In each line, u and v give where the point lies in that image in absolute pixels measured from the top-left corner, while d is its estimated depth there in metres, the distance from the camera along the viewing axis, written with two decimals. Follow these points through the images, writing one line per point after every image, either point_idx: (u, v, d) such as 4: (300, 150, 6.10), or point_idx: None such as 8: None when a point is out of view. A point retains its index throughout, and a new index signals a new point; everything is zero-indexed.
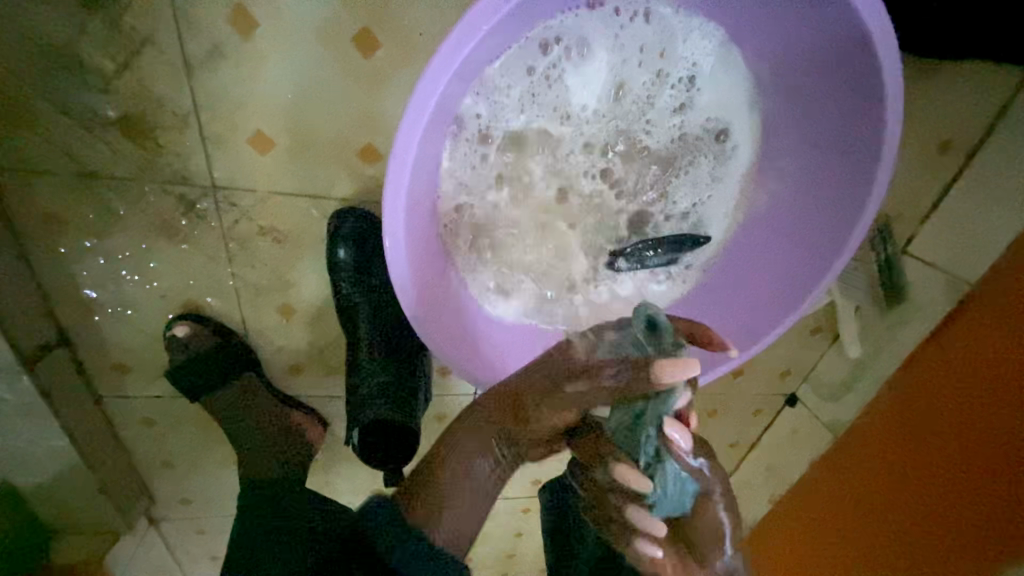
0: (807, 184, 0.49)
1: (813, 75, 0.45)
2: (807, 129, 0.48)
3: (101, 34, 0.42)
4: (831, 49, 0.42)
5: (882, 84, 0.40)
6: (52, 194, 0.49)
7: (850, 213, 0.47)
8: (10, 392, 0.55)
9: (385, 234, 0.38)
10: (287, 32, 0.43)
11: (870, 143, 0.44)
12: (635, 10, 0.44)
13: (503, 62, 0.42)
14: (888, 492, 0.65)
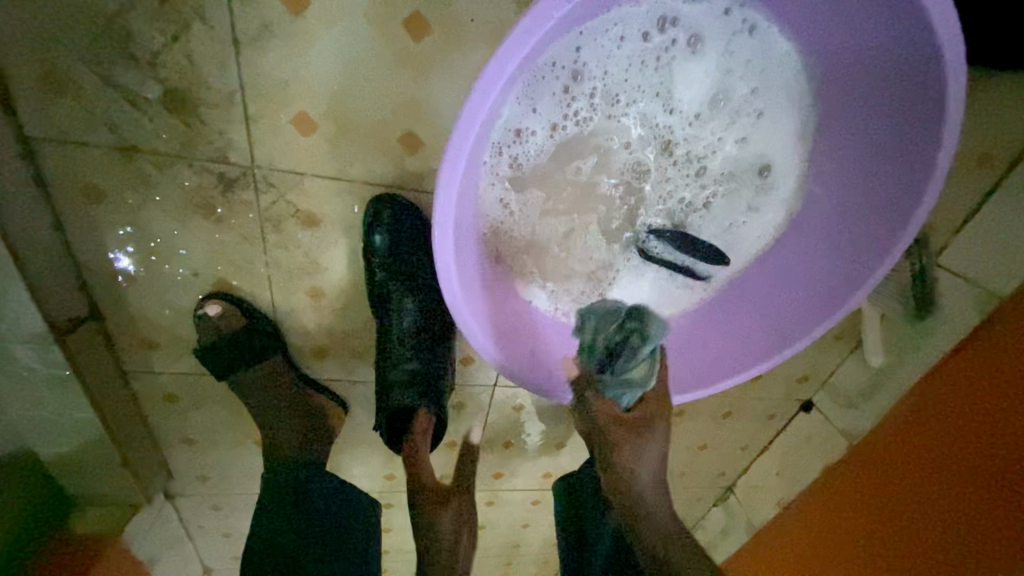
0: (853, 200, 0.49)
1: (876, 90, 0.44)
2: (862, 145, 0.47)
3: (152, 5, 0.41)
4: (898, 65, 0.41)
5: (944, 105, 0.40)
6: (93, 168, 0.49)
7: (890, 233, 0.47)
8: (41, 362, 0.56)
9: (435, 221, 0.38)
10: (337, 14, 0.43)
11: (922, 164, 0.43)
12: (744, 20, 0.44)
13: (574, 51, 0.42)
14: (883, 505, 0.61)
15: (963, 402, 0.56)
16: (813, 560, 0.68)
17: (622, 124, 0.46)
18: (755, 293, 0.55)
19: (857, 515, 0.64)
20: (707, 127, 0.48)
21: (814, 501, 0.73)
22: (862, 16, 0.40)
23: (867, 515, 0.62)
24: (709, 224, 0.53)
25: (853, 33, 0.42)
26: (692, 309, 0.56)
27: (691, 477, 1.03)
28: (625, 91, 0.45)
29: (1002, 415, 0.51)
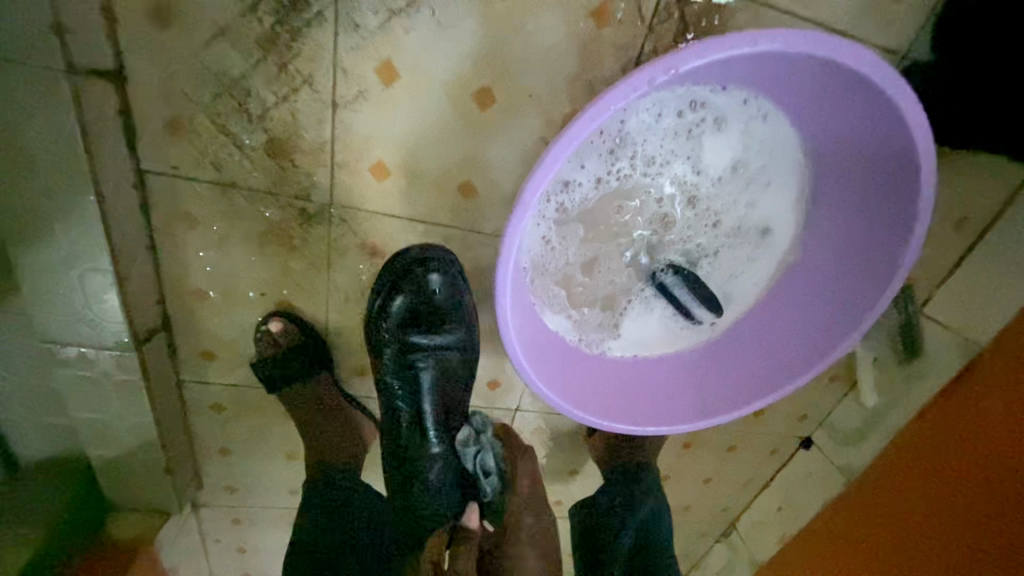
0: (845, 261, 0.57)
1: (864, 173, 0.53)
2: (854, 215, 0.56)
3: (269, 72, 0.50)
4: (885, 155, 0.50)
5: (920, 191, 0.49)
6: (191, 199, 0.56)
7: (876, 291, 0.55)
8: (117, 368, 0.61)
9: (500, 257, 0.47)
10: (420, 85, 0.52)
11: (901, 236, 0.52)
12: (761, 109, 0.53)
13: (620, 125, 0.51)
14: (909, 530, 0.62)
15: (979, 425, 0.59)
16: None
17: (654, 183, 0.55)
18: (758, 333, 0.63)
19: (887, 537, 0.65)
20: (723, 191, 0.57)
21: (837, 522, 0.75)
22: (858, 117, 0.49)
23: (896, 537, 0.64)
24: (714, 270, 0.62)
25: (851, 127, 0.50)
26: (701, 341, 0.66)
27: (695, 510, 1.06)
28: (657, 158, 0.54)
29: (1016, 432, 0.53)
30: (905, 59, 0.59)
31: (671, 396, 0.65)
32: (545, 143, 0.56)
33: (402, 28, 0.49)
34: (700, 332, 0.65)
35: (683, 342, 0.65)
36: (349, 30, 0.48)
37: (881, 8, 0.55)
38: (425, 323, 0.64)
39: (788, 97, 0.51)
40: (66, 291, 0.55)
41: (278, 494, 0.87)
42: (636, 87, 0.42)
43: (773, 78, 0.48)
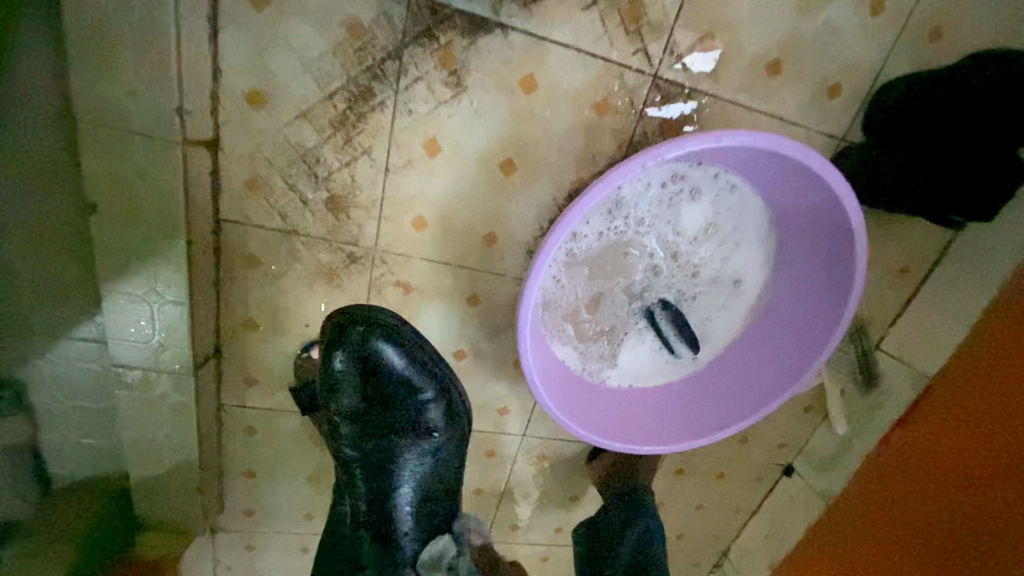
0: (803, 302, 0.71)
1: (811, 233, 0.67)
2: (807, 267, 0.70)
3: (337, 144, 0.61)
4: (826, 221, 0.64)
5: (853, 249, 0.63)
6: (256, 243, 0.66)
7: (829, 327, 0.69)
8: (174, 388, 0.69)
9: (526, 296, 0.59)
10: (458, 156, 0.64)
11: (843, 283, 0.66)
12: (730, 183, 0.66)
13: (618, 194, 0.64)
14: (937, 489, 0.71)
15: (983, 389, 0.69)
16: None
17: (645, 239, 0.68)
18: (737, 363, 0.76)
19: (977, 520, 0.65)
20: (702, 246, 0.70)
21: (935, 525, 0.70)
22: (804, 192, 0.63)
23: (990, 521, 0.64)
24: (693, 312, 0.74)
25: (800, 199, 0.64)
26: (687, 370, 0.77)
27: (689, 538, 1.11)
28: (646, 220, 0.66)
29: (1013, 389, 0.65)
30: (840, 142, 0.73)
31: (665, 418, 0.76)
32: (555, 202, 0.69)
33: (446, 114, 0.61)
34: (688, 363, 0.76)
35: (672, 372, 0.76)
36: (405, 114, 0.61)
37: (818, 105, 0.69)
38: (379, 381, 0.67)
39: (751, 174, 0.65)
40: (144, 320, 0.64)
41: (293, 519, 0.91)
42: (629, 171, 0.57)
43: (736, 160, 0.62)
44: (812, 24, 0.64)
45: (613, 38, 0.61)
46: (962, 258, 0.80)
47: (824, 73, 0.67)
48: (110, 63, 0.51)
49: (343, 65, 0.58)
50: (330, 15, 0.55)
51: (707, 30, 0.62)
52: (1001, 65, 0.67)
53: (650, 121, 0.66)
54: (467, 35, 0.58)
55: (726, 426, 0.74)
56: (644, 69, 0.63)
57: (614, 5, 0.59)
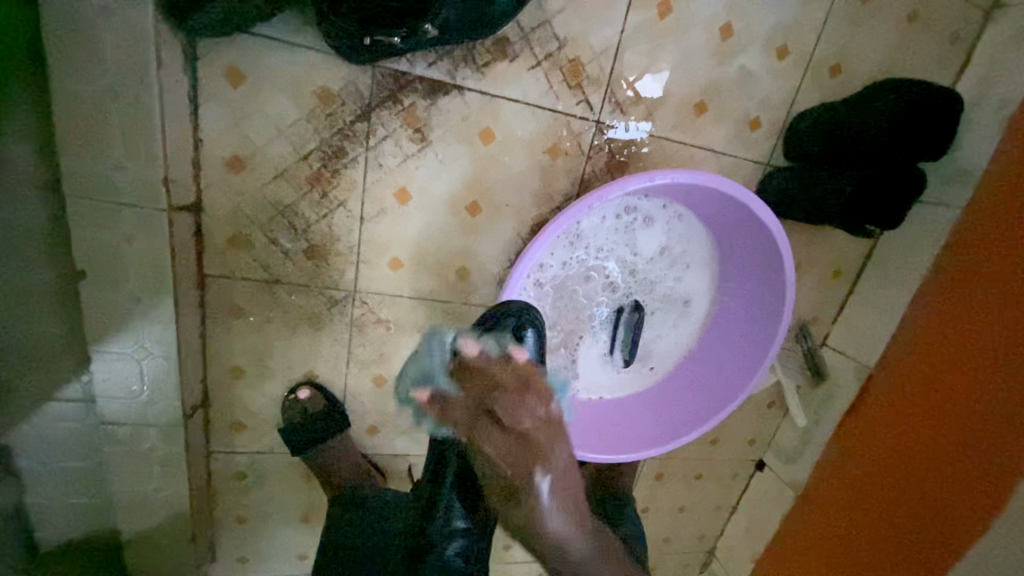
0: (747, 315, 0.79)
1: (748, 255, 0.76)
2: (748, 284, 0.78)
3: (315, 198, 0.67)
4: (760, 244, 0.73)
5: (783, 268, 0.72)
6: (241, 293, 0.70)
7: (770, 337, 0.77)
8: (164, 441, 0.71)
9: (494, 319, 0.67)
10: (427, 201, 0.70)
11: (777, 298, 0.75)
12: (675, 212, 0.75)
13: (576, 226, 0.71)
14: (919, 408, 0.80)
15: (977, 315, 0.74)
16: (921, 484, 0.77)
17: (604, 263, 0.75)
18: (693, 373, 0.83)
19: (935, 433, 0.76)
20: (657, 268, 0.78)
21: (900, 435, 0.82)
22: (739, 220, 0.72)
23: (948, 434, 0.75)
24: (648, 327, 0.81)
25: (735, 226, 0.73)
26: (650, 383, 0.84)
27: (675, 541, 1.16)
28: (605, 247, 0.74)
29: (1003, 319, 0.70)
30: (767, 166, 0.82)
31: (635, 428, 0.82)
32: (520, 236, 0.75)
33: (414, 166, 0.68)
34: (650, 376, 0.84)
35: (637, 386, 0.83)
36: (376, 168, 0.67)
37: (743, 136, 0.78)
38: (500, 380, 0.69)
39: (692, 204, 0.74)
40: (133, 377, 0.66)
41: (286, 560, 0.92)
42: (583, 206, 0.64)
43: (679, 192, 0.70)
44: (729, 69, 0.74)
45: (558, 91, 0.69)
46: (883, 260, 0.91)
47: (745, 110, 0.77)
48: (97, 141, 0.55)
49: (316, 128, 0.63)
50: (302, 86, 0.61)
51: (639, 79, 0.71)
52: (891, 93, 0.75)
53: (597, 160, 0.74)
54: (428, 97, 0.65)
55: (676, 430, 0.81)
56: (588, 116, 0.71)
57: (556, 64, 0.67)
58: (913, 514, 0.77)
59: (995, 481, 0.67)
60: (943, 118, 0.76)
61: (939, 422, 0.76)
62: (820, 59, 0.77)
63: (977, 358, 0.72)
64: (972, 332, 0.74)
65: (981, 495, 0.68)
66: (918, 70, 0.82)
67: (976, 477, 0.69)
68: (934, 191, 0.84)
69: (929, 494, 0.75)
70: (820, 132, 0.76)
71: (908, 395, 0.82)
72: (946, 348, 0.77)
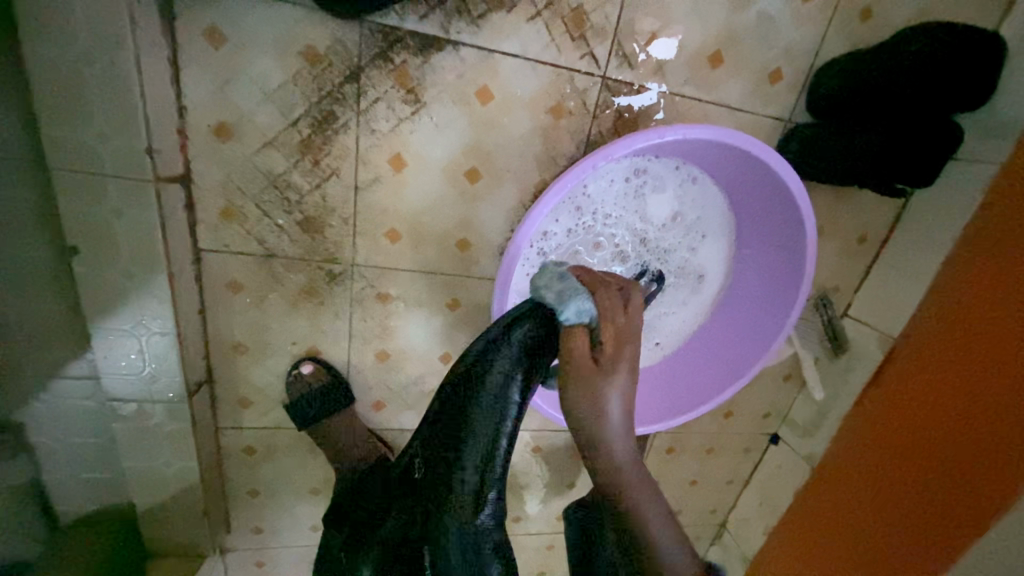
0: (762, 288, 0.75)
1: (766, 223, 0.72)
2: (764, 255, 0.74)
3: (307, 168, 0.64)
4: (781, 210, 0.68)
5: (803, 237, 0.68)
6: (237, 268, 0.68)
7: (784, 312, 0.73)
8: (170, 417, 0.71)
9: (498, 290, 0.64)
10: (423, 168, 0.67)
11: (795, 270, 0.70)
12: (690, 176, 0.71)
13: (583, 191, 0.67)
14: (933, 397, 0.76)
15: (1001, 304, 0.68)
16: (926, 477, 0.75)
17: (611, 230, 0.71)
18: (704, 348, 0.80)
19: (948, 427, 0.73)
20: (668, 236, 0.74)
21: (913, 422, 0.79)
22: (758, 185, 0.67)
23: (959, 429, 0.71)
24: (658, 301, 0.78)
25: (754, 191, 0.69)
26: (657, 359, 0.81)
27: (686, 514, 1.15)
28: (612, 214, 0.70)
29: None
30: (788, 123, 0.77)
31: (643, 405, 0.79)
32: (523, 203, 0.72)
33: (408, 130, 0.64)
34: (658, 351, 0.81)
35: (644, 361, 0.81)
36: (369, 134, 0.63)
37: (762, 90, 0.73)
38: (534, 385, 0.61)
39: (707, 166, 0.69)
40: (134, 354, 0.66)
41: (299, 532, 0.94)
42: (588, 166, 0.60)
43: (690, 152, 0.65)
44: (749, 14, 0.68)
45: (560, 45, 0.64)
46: (912, 223, 0.86)
47: (764, 61, 0.71)
48: (76, 111, 0.52)
49: (304, 92, 0.60)
50: (287, 46, 0.58)
51: (649, 31, 0.65)
52: (929, 35, 0.68)
53: (603, 120, 0.69)
54: (420, 54, 0.61)
55: (686, 404, 0.78)
56: (593, 71, 0.66)
57: (557, 14, 0.62)
58: (911, 506, 0.76)
59: (1019, 487, 0.63)
60: (984, 62, 0.68)
61: (971, 413, 0.70)
62: (850, 0, 0.70)
63: (1002, 353, 0.67)
64: (991, 321, 0.69)
65: (983, 496, 0.66)
66: (961, 11, 0.74)
67: (995, 473, 0.66)
68: (972, 146, 0.78)
69: (948, 486, 0.72)
70: (848, 83, 0.70)
71: (943, 385, 0.75)
72: (984, 326, 0.70)
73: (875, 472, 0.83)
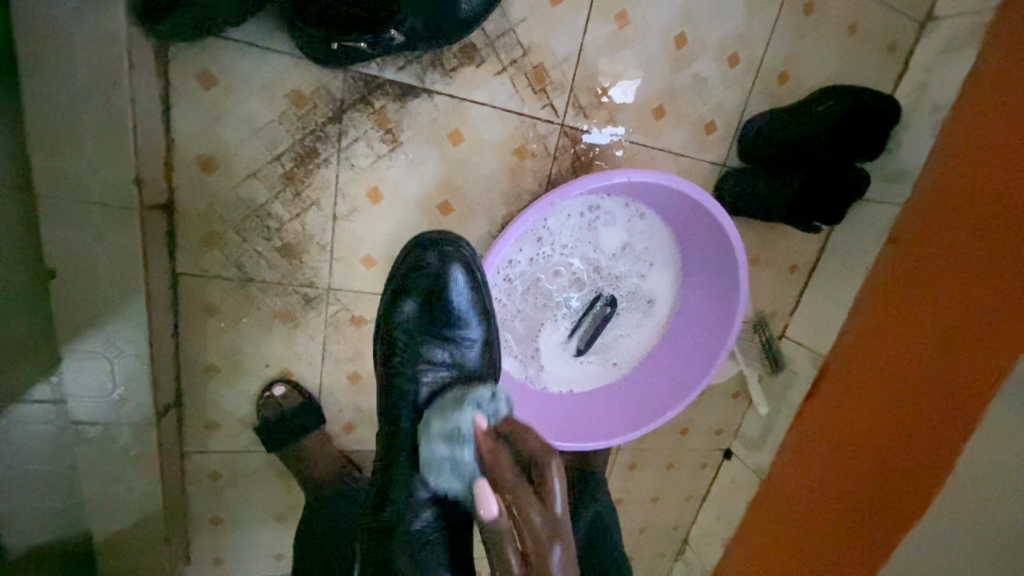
0: (705, 313, 0.84)
1: (705, 254, 0.81)
2: (706, 283, 0.83)
3: (289, 199, 0.68)
4: (716, 242, 0.77)
5: (736, 267, 0.77)
6: (214, 291, 0.71)
7: (723, 334, 0.81)
8: (137, 442, 0.71)
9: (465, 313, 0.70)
10: (399, 200, 0.72)
11: (732, 296, 0.79)
12: (638, 211, 0.79)
13: (543, 224, 0.75)
14: (865, 405, 0.86)
15: (918, 323, 0.80)
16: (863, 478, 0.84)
17: (569, 259, 0.79)
18: (656, 368, 0.87)
19: (879, 431, 0.83)
20: (620, 265, 0.82)
21: (848, 429, 0.88)
22: (696, 221, 0.77)
23: (889, 433, 0.81)
24: (614, 324, 0.85)
25: (693, 226, 0.78)
26: (615, 378, 0.88)
27: (649, 531, 1.19)
28: (571, 245, 0.78)
29: (943, 330, 0.77)
30: (723, 167, 0.88)
31: (601, 421, 0.85)
32: (490, 234, 0.78)
33: (386, 166, 0.70)
34: (615, 370, 0.88)
35: (602, 380, 0.87)
36: (348, 169, 0.69)
37: (699, 139, 0.83)
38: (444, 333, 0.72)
39: (652, 203, 0.78)
40: (104, 377, 0.66)
41: (262, 561, 0.92)
42: (545, 203, 0.68)
43: (637, 191, 0.74)
44: (685, 76, 0.79)
45: (523, 96, 0.72)
46: (833, 255, 0.98)
47: (700, 114, 0.82)
48: (67, 144, 0.56)
49: (289, 130, 0.65)
50: (274, 90, 0.63)
51: (602, 86, 0.75)
52: (835, 98, 0.81)
53: (563, 161, 0.78)
54: (399, 100, 0.68)
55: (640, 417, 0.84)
56: (553, 119, 0.75)
57: (521, 70, 0.71)
58: (853, 506, 0.84)
59: (940, 479, 0.71)
60: (880, 122, 0.81)
61: (899, 418, 0.80)
62: (769, 67, 0.83)
63: (921, 364, 0.78)
64: (912, 337, 0.81)
65: (914, 492, 0.75)
66: (858, 80, 0.89)
67: (921, 470, 0.74)
68: (876, 190, 0.91)
69: (898, 473, 0.78)
70: (769, 136, 0.82)
71: (876, 385, 0.85)
72: (905, 341, 0.82)
73: (819, 478, 0.92)
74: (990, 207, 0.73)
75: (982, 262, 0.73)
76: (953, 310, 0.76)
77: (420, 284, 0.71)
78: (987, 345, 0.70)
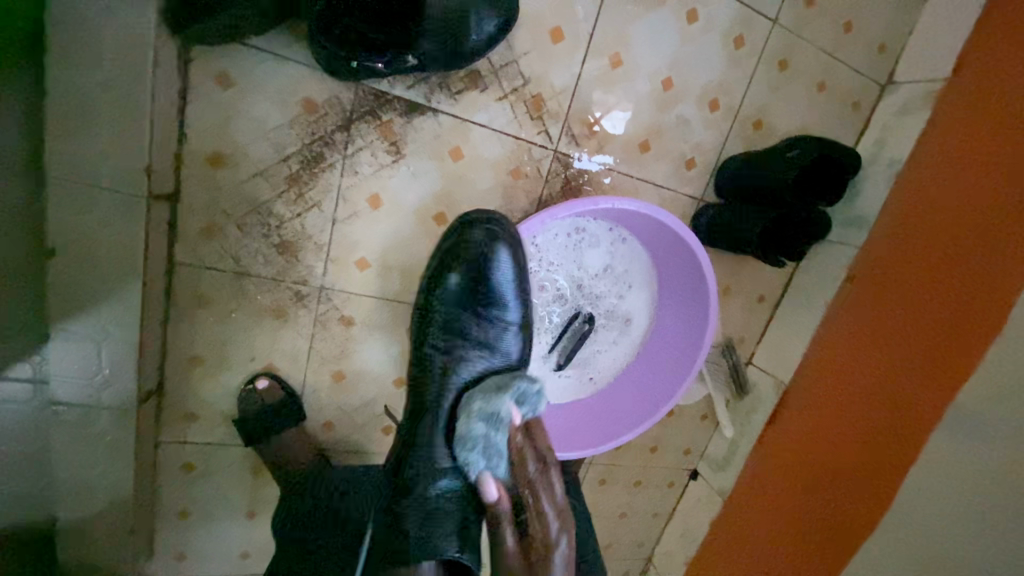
0: (677, 334, 0.89)
1: (679, 279, 0.87)
2: (679, 306, 0.89)
3: (291, 198, 0.72)
4: (689, 268, 0.83)
5: (708, 291, 0.83)
6: (208, 282, 0.73)
7: (693, 354, 0.87)
8: (114, 426, 0.71)
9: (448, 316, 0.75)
10: (396, 208, 0.76)
11: (703, 318, 0.85)
12: (620, 236, 0.85)
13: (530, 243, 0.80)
14: (823, 431, 0.92)
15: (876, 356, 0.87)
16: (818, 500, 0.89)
17: (553, 276, 0.84)
18: (628, 385, 0.92)
19: (834, 457, 0.89)
20: (600, 285, 0.87)
21: (808, 454, 0.94)
22: (672, 248, 0.83)
23: (844, 459, 0.87)
24: (591, 341, 0.90)
25: (669, 253, 0.84)
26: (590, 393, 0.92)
27: (615, 548, 1.21)
28: (556, 263, 0.83)
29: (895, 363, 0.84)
30: (699, 201, 0.94)
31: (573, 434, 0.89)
32: None
33: (388, 175, 0.74)
34: (591, 386, 0.92)
35: (577, 395, 0.91)
36: (350, 175, 0.73)
37: (679, 173, 0.90)
38: (482, 312, 0.76)
39: (632, 229, 0.84)
40: (89, 359, 0.67)
41: (225, 559, 0.91)
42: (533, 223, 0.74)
43: (620, 218, 0.81)
44: (669, 115, 0.86)
45: (521, 121, 0.78)
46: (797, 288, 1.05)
47: (682, 151, 0.89)
48: (84, 130, 0.58)
49: (298, 134, 0.69)
50: (288, 96, 0.67)
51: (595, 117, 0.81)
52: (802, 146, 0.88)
53: (553, 184, 0.83)
54: (405, 115, 0.72)
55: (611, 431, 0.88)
56: (547, 145, 0.81)
57: (521, 98, 0.77)
58: (808, 528, 0.90)
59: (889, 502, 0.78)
60: (841, 171, 0.89)
61: (854, 445, 0.86)
62: (745, 114, 0.91)
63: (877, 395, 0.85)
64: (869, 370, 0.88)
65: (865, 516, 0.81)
66: (824, 132, 0.98)
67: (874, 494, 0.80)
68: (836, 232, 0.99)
69: (865, 476, 0.83)
70: (741, 176, 0.89)
71: (840, 405, 0.91)
72: (863, 374, 0.89)
73: (778, 500, 0.98)
74: (937, 255, 0.82)
75: (932, 303, 0.80)
76: (905, 345, 0.83)
77: (470, 255, 0.74)
78: (935, 379, 0.76)
